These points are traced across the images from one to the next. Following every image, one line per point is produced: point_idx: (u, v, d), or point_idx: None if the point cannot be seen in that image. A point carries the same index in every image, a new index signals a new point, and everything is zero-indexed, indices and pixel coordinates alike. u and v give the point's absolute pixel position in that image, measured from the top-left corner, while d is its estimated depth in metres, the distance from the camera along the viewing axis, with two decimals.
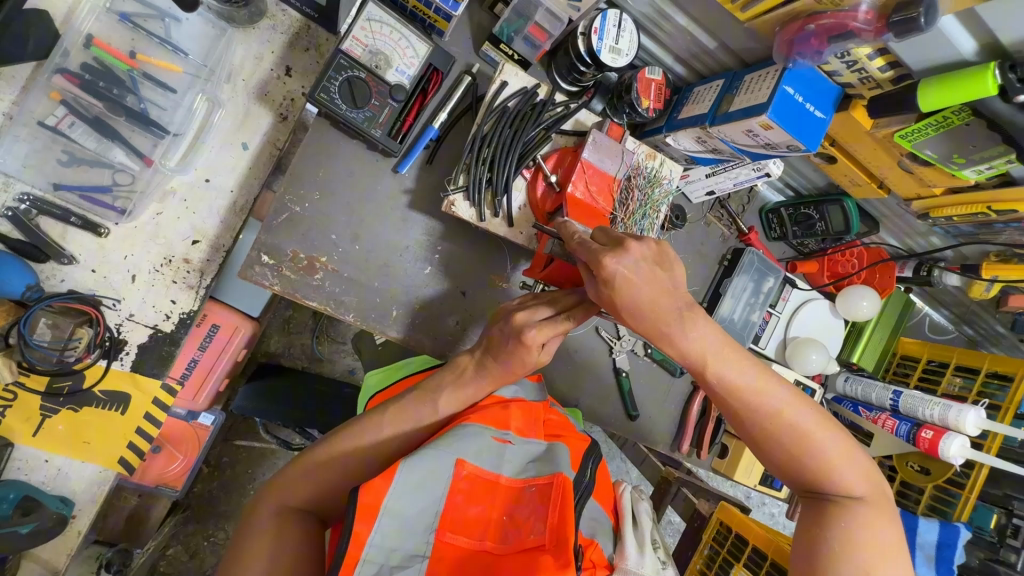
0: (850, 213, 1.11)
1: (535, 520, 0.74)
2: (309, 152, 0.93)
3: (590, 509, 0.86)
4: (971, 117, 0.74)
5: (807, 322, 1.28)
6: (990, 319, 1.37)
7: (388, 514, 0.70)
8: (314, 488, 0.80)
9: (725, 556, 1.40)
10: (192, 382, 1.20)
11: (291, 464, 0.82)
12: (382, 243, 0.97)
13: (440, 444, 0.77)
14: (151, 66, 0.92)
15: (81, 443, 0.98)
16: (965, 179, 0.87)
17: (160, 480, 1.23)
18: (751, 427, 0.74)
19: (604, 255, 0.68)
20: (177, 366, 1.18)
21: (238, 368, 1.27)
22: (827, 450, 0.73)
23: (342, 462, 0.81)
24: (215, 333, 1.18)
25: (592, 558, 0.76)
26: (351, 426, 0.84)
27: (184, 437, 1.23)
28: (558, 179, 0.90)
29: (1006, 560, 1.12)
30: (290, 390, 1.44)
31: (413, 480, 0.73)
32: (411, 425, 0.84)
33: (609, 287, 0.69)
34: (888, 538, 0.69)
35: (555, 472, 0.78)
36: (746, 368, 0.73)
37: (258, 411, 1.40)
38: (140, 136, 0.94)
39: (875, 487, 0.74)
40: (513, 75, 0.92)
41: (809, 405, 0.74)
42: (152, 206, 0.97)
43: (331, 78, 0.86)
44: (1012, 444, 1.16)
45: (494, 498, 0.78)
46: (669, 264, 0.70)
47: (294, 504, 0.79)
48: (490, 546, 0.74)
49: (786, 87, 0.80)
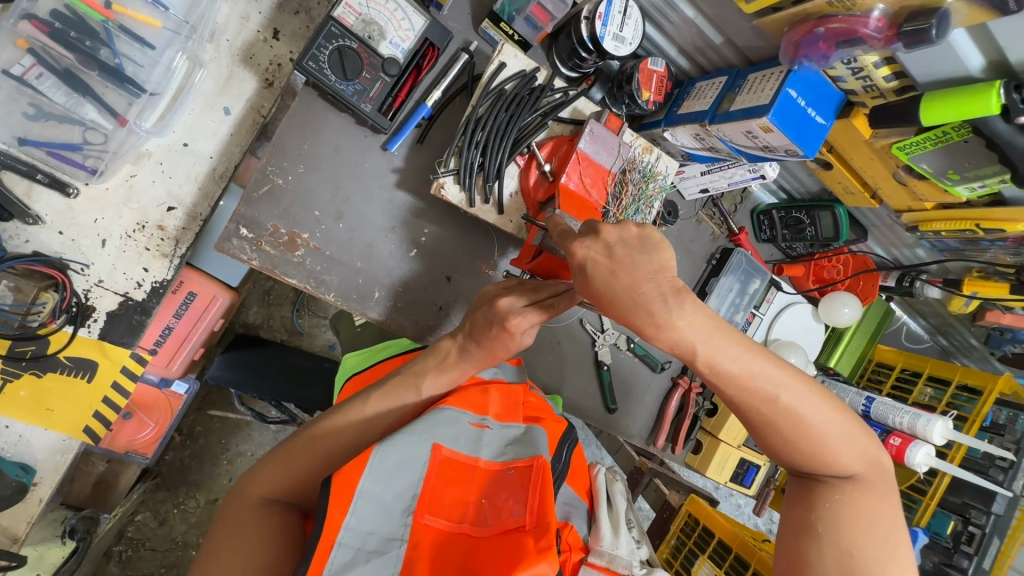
0: (840, 220, 1.11)
1: (515, 503, 0.74)
2: (295, 122, 0.89)
3: (565, 493, 0.87)
4: (971, 134, 0.73)
5: (789, 325, 1.29)
6: (964, 332, 1.39)
7: (366, 499, 0.69)
8: (292, 475, 0.78)
9: (691, 547, 1.45)
10: (166, 350, 1.16)
11: (269, 452, 0.80)
12: (367, 222, 0.94)
13: (416, 428, 0.76)
14: (128, 19, 0.85)
15: (44, 410, 0.95)
16: (956, 195, 0.87)
17: (129, 446, 1.21)
18: (749, 416, 0.70)
19: (576, 242, 0.66)
20: (150, 334, 1.14)
21: (213, 338, 1.24)
22: (826, 436, 0.71)
23: (320, 447, 0.79)
24: (192, 301, 1.15)
25: (567, 541, 0.79)
26: (332, 412, 0.82)
27: (161, 403, 1.21)
28: (551, 168, 0.88)
29: (959, 564, 1.15)
30: (267, 363, 1.41)
31: (388, 464, 0.72)
32: (393, 408, 0.83)
33: (583, 276, 0.66)
34: (878, 515, 0.71)
35: (535, 456, 0.77)
36: (740, 354, 0.66)
37: (235, 380, 1.36)
38: (114, 93, 0.88)
39: (870, 461, 0.74)
40: (512, 57, 0.88)
41: (812, 390, 0.70)
42: (125, 168, 0.93)
43: (321, 46, 0.82)
44: (974, 455, 1.21)
45: (470, 481, 0.77)
46: (650, 248, 0.64)
47: (270, 492, 0.78)
48: (470, 529, 0.73)
49: (789, 90, 0.78)
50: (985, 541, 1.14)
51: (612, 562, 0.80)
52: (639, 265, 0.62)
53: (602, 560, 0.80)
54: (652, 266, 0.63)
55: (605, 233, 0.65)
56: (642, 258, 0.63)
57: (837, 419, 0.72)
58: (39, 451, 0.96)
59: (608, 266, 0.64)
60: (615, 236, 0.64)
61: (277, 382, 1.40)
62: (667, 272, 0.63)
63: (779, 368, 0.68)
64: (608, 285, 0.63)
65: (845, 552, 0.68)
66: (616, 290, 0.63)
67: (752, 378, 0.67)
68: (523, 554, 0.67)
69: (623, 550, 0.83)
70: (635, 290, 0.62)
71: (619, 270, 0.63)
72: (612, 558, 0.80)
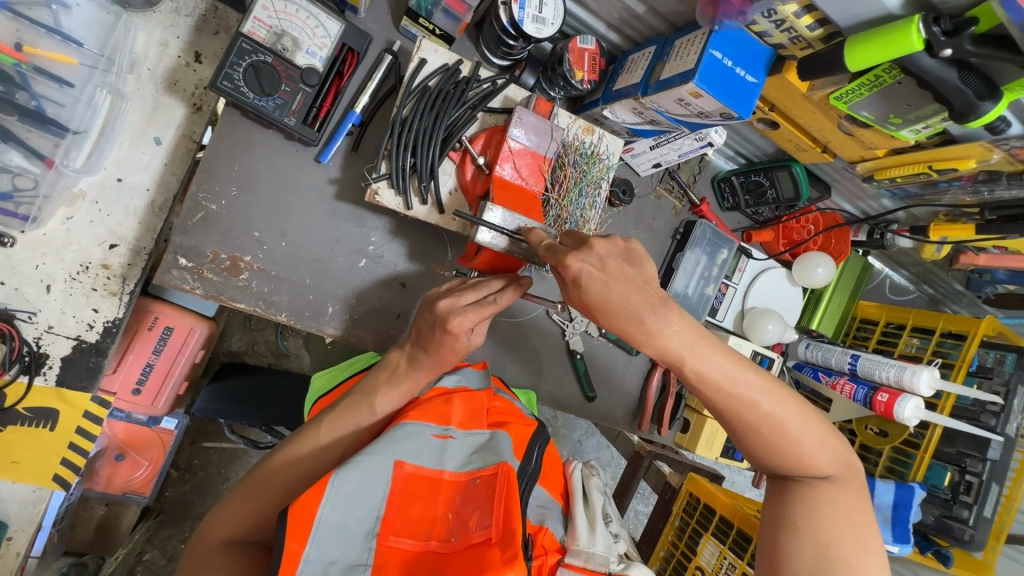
0: (799, 178, 1.08)
1: (480, 514, 0.74)
2: (221, 146, 0.87)
3: (537, 496, 0.88)
4: (902, 75, 0.70)
5: (764, 291, 1.27)
6: (947, 279, 1.37)
7: (327, 527, 0.69)
8: (250, 513, 0.77)
9: (694, 526, 1.44)
10: (150, 388, 1.16)
11: (226, 494, 0.79)
12: (311, 238, 0.93)
13: (377, 447, 0.75)
14: (42, 59, 0.84)
15: (10, 463, 0.94)
16: (904, 139, 0.83)
17: (126, 487, 1.27)
18: (731, 421, 0.75)
19: (569, 256, 0.69)
20: (129, 377, 1.13)
21: (197, 370, 1.24)
22: (802, 439, 0.74)
23: (277, 482, 0.78)
24: (169, 336, 1.14)
25: (542, 544, 0.80)
26: (286, 443, 0.81)
27: (153, 442, 1.26)
28: (487, 160, 0.86)
29: (959, 516, 1.14)
30: (253, 390, 1.40)
31: (347, 489, 0.71)
32: (348, 430, 0.81)
33: (577, 286, 0.70)
34: (853, 513, 0.73)
35: (499, 462, 0.78)
36: (721, 357, 0.72)
37: (223, 412, 1.35)
38: (38, 136, 0.86)
39: (844, 463, 0.77)
40: (433, 52, 0.86)
41: (788, 398, 0.75)
42: (60, 211, 0.91)
43: (234, 64, 0.79)
44: (964, 403, 1.18)
45: (437, 496, 0.77)
46: (637, 261, 0.71)
47: (230, 533, 0.76)
48: (437, 545, 0.73)
49: (713, 52, 0.76)
50: (983, 488, 1.12)
51: (589, 561, 0.79)
52: (630, 278, 0.68)
53: (578, 560, 0.79)
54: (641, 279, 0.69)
55: (596, 247, 0.69)
56: (631, 271, 0.70)
57: (811, 425, 0.76)
58: (10, 504, 0.95)
59: (603, 278, 0.68)
60: (606, 250, 0.70)
61: (265, 407, 1.38)
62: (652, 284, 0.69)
63: (757, 375, 0.73)
64: (604, 296, 0.68)
65: (821, 543, 0.70)
66: (610, 300, 0.68)
67: (731, 384, 0.72)
68: (488, 567, 0.66)
69: (600, 546, 0.82)
70: (627, 300, 0.68)
71: (613, 282, 0.68)
72: (589, 556, 0.80)
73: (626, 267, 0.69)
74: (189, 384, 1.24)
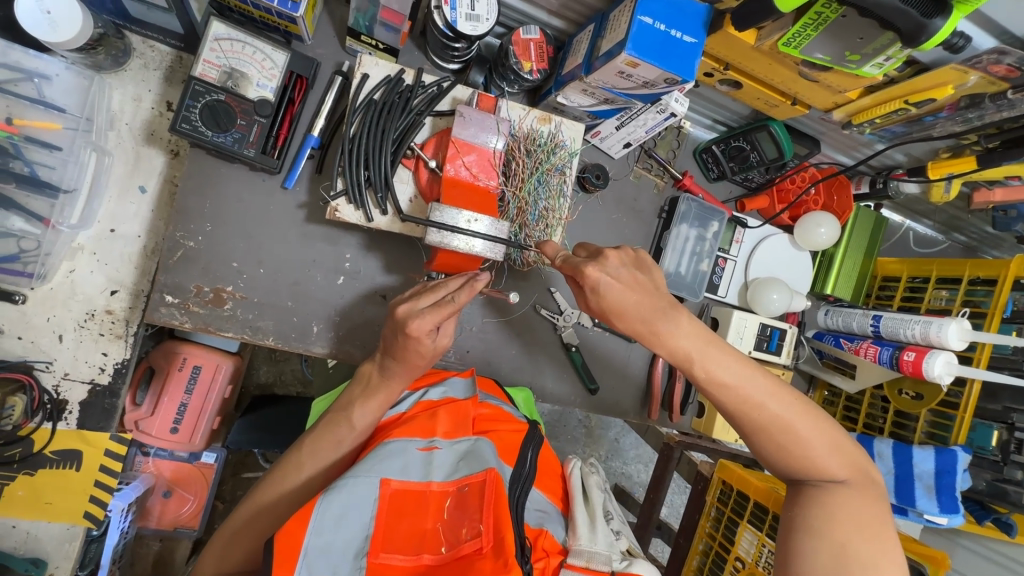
0: (779, 136, 1.03)
1: (470, 525, 0.73)
2: (193, 185, 0.91)
3: (535, 500, 0.85)
4: (843, 6, 0.66)
5: (767, 260, 1.21)
6: (975, 222, 1.27)
7: (315, 553, 0.67)
8: (239, 549, 0.78)
9: (730, 515, 1.36)
10: (185, 426, 1.21)
11: (219, 532, 0.81)
12: (288, 262, 0.96)
13: (360, 468, 0.74)
14: (30, 128, 0.90)
15: (43, 504, 1.01)
16: (870, 76, 0.78)
17: (177, 522, 1.34)
18: (738, 423, 0.72)
19: (586, 265, 0.70)
20: (166, 417, 1.19)
21: (227, 404, 1.30)
22: (810, 440, 0.70)
23: (265, 515, 0.80)
24: (198, 374, 1.20)
25: (543, 547, 0.77)
26: (272, 474, 0.83)
27: (196, 477, 1.33)
28: (438, 163, 0.86)
29: (1012, 477, 1.04)
30: (284, 416, 1.43)
31: (333, 513, 0.69)
32: (332, 452, 0.83)
33: (596, 293, 0.71)
34: (871, 517, 0.67)
35: (486, 469, 0.76)
36: (731, 361, 0.71)
37: (257, 442, 1.37)
38: (37, 199, 0.93)
39: (859, 467, 0.72)
40: (374, 66, 0.89)
41: (795, 400, 0.72)
42: (63, 265, 0.98)
43: (189, 107, 0.83)
44: (1003, 352, 1.08)
45: (426, 508, 0.76)
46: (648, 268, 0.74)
47: (222, 569, 0.79)
48: (429, 558, 0.72)
49: (642, 17, 0.74)
50: None
51: (591, 560, 0.75)
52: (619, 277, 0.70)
53: (580, 560, 0.76)
54: (624, 277, 0.71)
55: (609, 258, 0.72)
56: (643, 278, 0.72)
57: (819, 422, 0.72)
58: (48, 544, 1.02)
59: (623, 287, 0.70)
60: (618, 263, 0.71)
61: (295, 432, 1.42)
62: (634, 279, 0.71)
63: (766, 378, 0.71)
64: (622, 298, 0.70)
65: (838, 546, 0.65)
66: (628, 303, 0.70)
67: (741, 387, 0.70)
68: None
69: (602, 543, 0.78)
70: (611, 296, 0.70)
71: (630, 291, 0.70)
72: (591, 555, 0.76)
73: (638, 273, 0.72)
74: (222, 418, 1.30)
